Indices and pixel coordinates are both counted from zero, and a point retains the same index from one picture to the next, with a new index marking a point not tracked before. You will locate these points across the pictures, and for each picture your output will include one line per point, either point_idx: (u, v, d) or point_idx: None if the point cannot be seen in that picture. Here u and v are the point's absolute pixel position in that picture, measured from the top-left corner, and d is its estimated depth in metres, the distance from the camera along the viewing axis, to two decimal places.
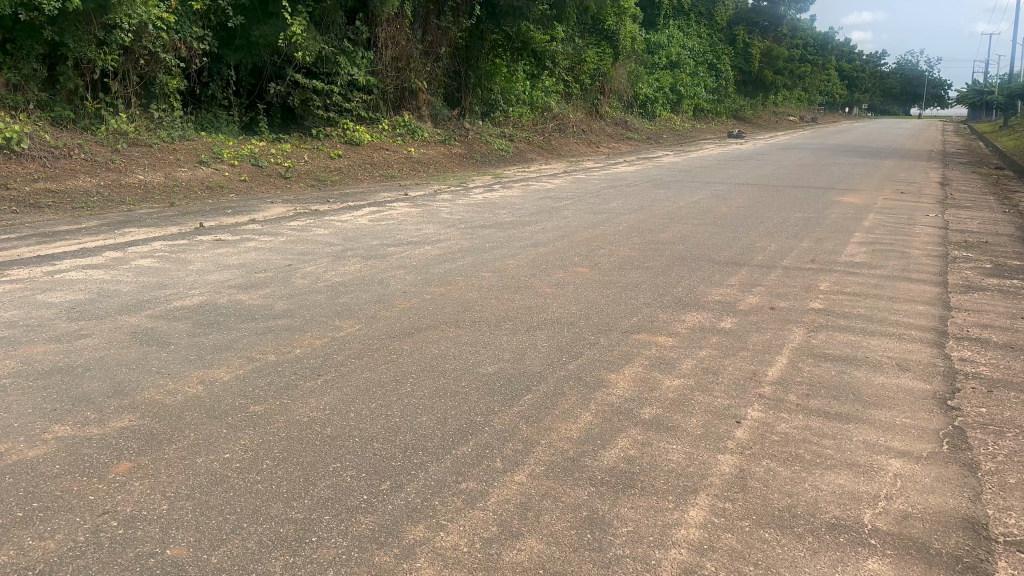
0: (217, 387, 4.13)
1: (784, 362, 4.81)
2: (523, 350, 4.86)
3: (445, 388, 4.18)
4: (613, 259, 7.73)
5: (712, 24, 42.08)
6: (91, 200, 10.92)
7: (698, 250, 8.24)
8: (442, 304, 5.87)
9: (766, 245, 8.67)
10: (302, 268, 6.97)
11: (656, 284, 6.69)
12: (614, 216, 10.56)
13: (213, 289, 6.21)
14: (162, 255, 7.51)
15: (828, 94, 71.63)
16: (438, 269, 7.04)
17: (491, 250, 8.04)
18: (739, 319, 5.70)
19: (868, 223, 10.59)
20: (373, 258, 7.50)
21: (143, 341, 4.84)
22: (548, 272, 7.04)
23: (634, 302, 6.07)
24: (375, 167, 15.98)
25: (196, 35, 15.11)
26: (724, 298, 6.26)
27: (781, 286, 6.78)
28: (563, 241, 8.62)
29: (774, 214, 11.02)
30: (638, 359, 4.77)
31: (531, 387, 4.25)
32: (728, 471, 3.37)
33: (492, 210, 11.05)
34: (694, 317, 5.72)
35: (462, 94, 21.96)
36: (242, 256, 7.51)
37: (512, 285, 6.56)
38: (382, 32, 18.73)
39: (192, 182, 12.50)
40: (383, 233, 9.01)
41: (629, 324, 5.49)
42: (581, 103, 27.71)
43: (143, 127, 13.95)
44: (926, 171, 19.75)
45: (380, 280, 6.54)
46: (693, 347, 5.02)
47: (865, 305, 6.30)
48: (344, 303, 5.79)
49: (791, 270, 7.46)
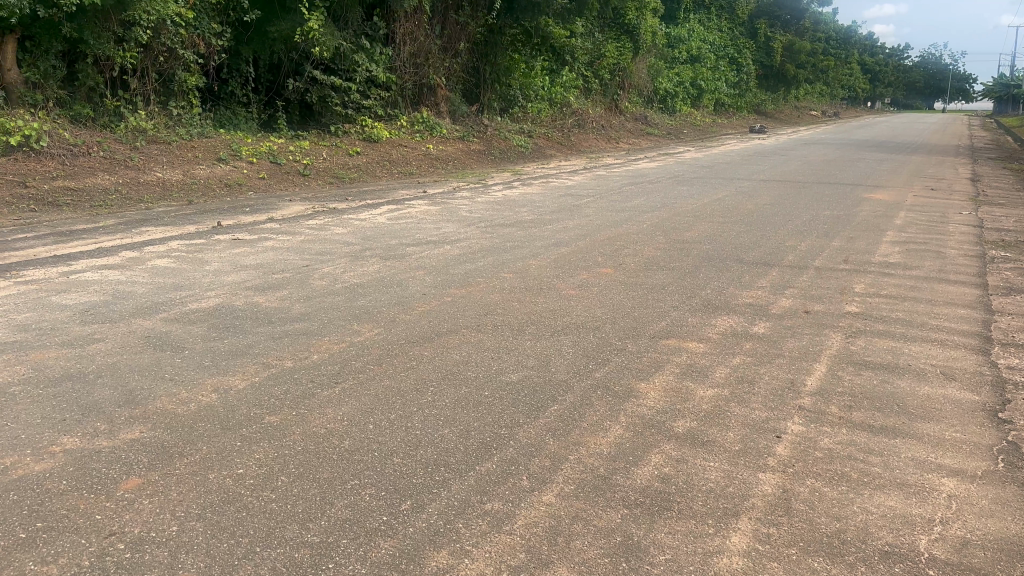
0: (232, 395, 3.97)
1: (822, 371, 4.59)
2: (547, 357, 4.67)
3: (467, 398, 4.00)
4: (638, 259, 7.52)
5: (733, 18, 41.68)
6: (109, 198, 10.85)
7: (725, 250, 8.01)
8: (463, 307, 5.69)
9: (795, 244, 8.41)
10: (320, 269, 6.82)
11: (684, 286, 6.48)
12: (637, 214, 10.34)
13: (229, 290, 6.07)
14: (179, 254, 7.40)
15: (850, 89, 70.79)
16: (458, 270, 6.87)
17: (512, 250, 7.86)
18: (772, 323, 5.48)
19: (899, 222, 10.29)
20: (392, 258, 7.34)
21: (156, 346, 4.70)
22: (571, 273, 6.86)
23: (661, 305, 5.86)
24: (394, 164, 15.83)
25: (214, 32, 15.05)
26: (756, 301, 6.04)
27: (814, 288, 6.54)
28: (585, 240, 8.42)
29: (802, 212, 10.74)
30: (668, 367, 4.57)
31: (556, 397, 4.06)
32: (770, 492, 3.17)
33: (513, 209, 10.86)
34: (725, 321, 5.50)
35: (481, 90, 21.79)
36: (260, 256, 7.38)
37: (535, 286, 6.38)
38: (401, 27, 18.59)
39: (210, 179, 12.42)
40: (402, 232, 8.85)
41: (657, 329, 5.29)
42: (601, 99, 27.46)
43: (162, 125, 13.90)
44: (955, 167, 19.33)
45: (399, 281, 6.38)
46: (725, 355, 4.81)
47: (903, 309, 6.06)
48: (362, 306, 5.63)
49: (823, 270, 7.22)
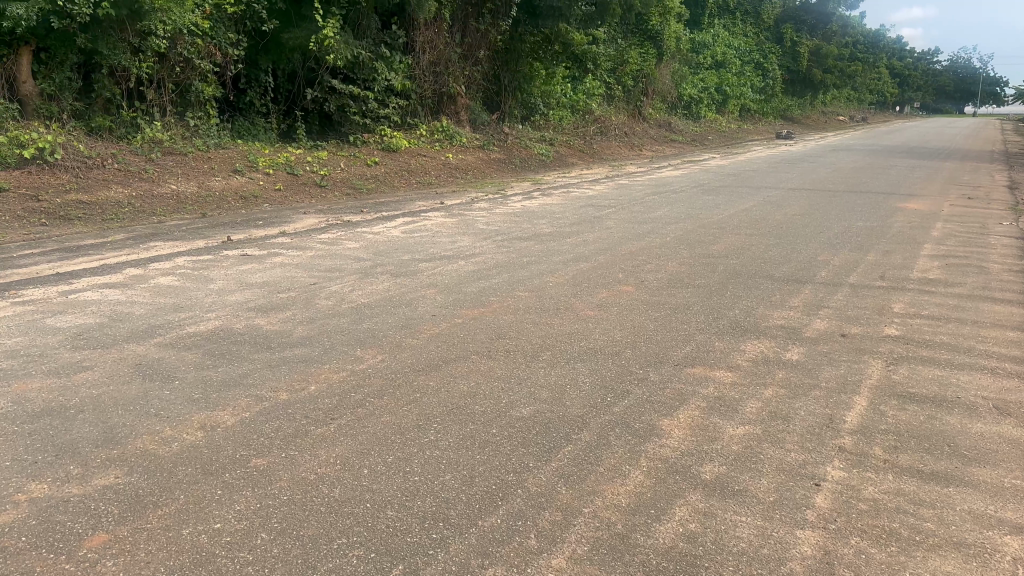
0: (219, 435, 3.68)
1: (863, 406, 4.21)
2: (562, 388, 4.31)
3: (473, 436, 3.67)
4: (661, 275, 7.15)
5: (758, 23, 41.18)
6: (122, 211, 10.68)
7: (754, 265, 7.61)
8: (475, 330, 5.36)
9: (827, 259, 7.99)
10: (328, 287, 6.53)
11: (710, 306, 6.10)
12: (660, 226, 9.96)
13: (230, 311, 5.80)
14: (184, 272, 7.16)
15: (878, 93, 69.76)
16: (472, 288, 6.55)
17: (530, 266, 7.53)
18: (806, 349, 5.10)
19: (936, 234, 9.81)
20: (403, 275, 7.05)
21: (146, 376, 4.43)
22: (591, 292, 6.51)
23: (686, 328, 5.48)
24: (413, 174, 15.59)
25: (231, 41, 14.91)
26: (788, 323, 5.65)
27: (849, 309, 6.13)
28: (605, 255, 8.06)
29: (834, 223, 10.29)
30: (694, 400, 4.21)
31: (570, 435, 3.72)
32: (810, 555, 2.82)
33: (531, 221, 10.52)
34: (755, 346, 5.12)
35: (501, 98, 21.52)
36: (267, 273, 7.11)
37: (551, 306, 6.03)
38: (420, 36, 18.42)
39: (225, 191, 12.23)
40: (415, 246, 8.54)
41: (682, 355, 4.92)
42: (623, 105, 27.08)
43: (178, 136, 13.77)
44: (990, 174, 18.68)
45: (409, 301, 6.07)
46: (755, 386, 4.43)
47: (947, 331, 5.64)
48: (368, 329, 5.31)
49: (858, 288, 6.81)
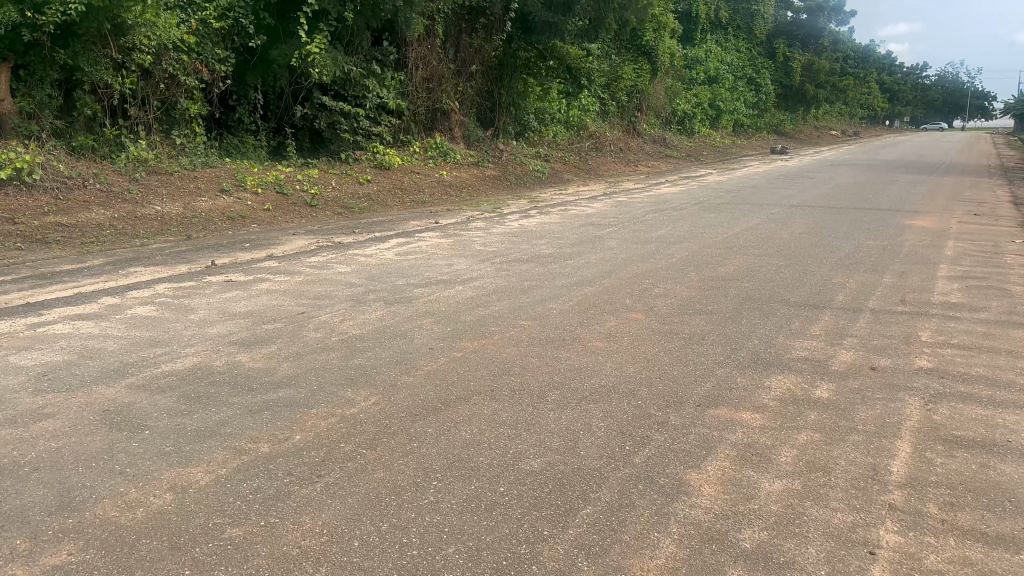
0: (191, 498, 3.25)
1: (908, 454, 3.81)
2: (574, 434, 3.89)
3: (478, 496, 3.24)
4: (671, 301, 6.75)
5: (750, 38, 41.16)
6: (103, 233, 10.23)
7: (767, 289, 7.22)
8: (476, 365, 4.94)
9: (843, 281, 7.61)
10: (317, 317, 6.11)
11: (726, 335, 5.70)
12: (664, 247, 9.58)
13: (210, 345, 5.37)
14: (164, 300, 6.73)
15: (870, 107, 69.89)
16: (471, 317, 6.14)
17: (531, 291, 7.12)
18: (837, 386, 4.70)
19: (950, 253, 9.45)
20: (397, 302, 6.63)
21: (114, 425, 3.98)
22: (598, 320, 6.10)
23: (703, 362, 5.07)
24: (406, 192, 15.21)
25: (219, 57, 14.58)
26: (813, 356, 5.26)
27: (875, 337, 5.74)
28: (610, 278, 7.67)
29: (844, 242, 9.93)
30: (723, 448, 3.80)
31: (587, 494, 3.29)
32: None
33: (530, 241, 10.12)
34: (781, 383, 4.72)
35: (495, 114, 21.21)
36: (253, 301, 6.69)
37: (557, 338, 5.61)
38: (412, 52, 18.16)
39: (212, 212, 11.80)
40: (410, 269, 8.13)
41: (704, 394, 4.51)
42: (617, 121, 26.78)
43: (164, 154, 13.39)
44: (992, 189, 18.41)
45: (404, 332, 5.65)
46: (787, 431, 4.03)
47: (984, 362, 5.25)
48: (360, 365, 4.88)
49: (880, 314, 6.42)
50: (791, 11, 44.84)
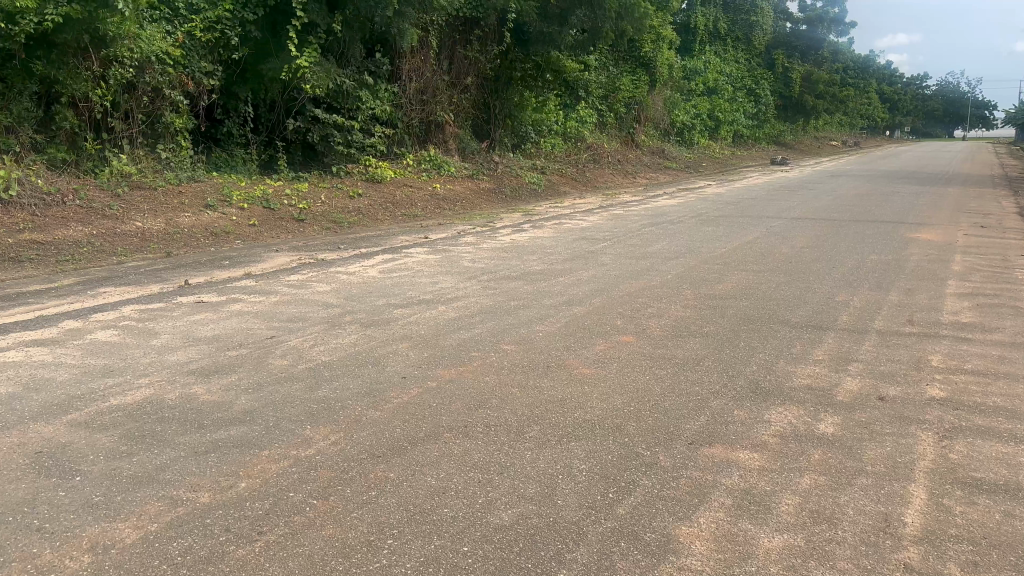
0: (112, 560, 2.88)
1: (923, 502, 3.43)
2: (552, 479, 3.50)
3: (437, 559, 2.86)
4: (665, 322, 6.37)
5: (750, 49, 40.98)
6: (79, 251, 9.87)
7: (767, 308, 6.85)
8: (451, 397, 4.55)
9: (847, 300, 7.22)
10: (286, 341, 5.73)
11: (723, 361, 5.31)
12: (660, 262, 9.20)
13: (167, 376, 4.99)
14: (128, 324, 6.36)
15: (870, 118, 69.70)
16: (452, 341, 5.77)
17: (517, 311, 6.73)
18: (842, 420, 4.31)
19: (958, 268, 9.08)
20: (374, 324, 6.25)
21: (44, 470, 3.59)
22: (586, 344, 5.72)
23: (698, 392, 4.68)
24: (398, 205, 14.86)
25: (205, 70, 14.29)
26: (817, 384, 4.87)
27: (883, 363, 5.36)
28: (601, 297, 7.29)
29: (847, 257, 9.55)
30: (716, 495, 3.40)
31: (561, 555, 2.91)
32: None
33: (520, 257, 9.74)
34: (781, 416, 4.34)
35: (491, 126, 20.90)
36: (221, 324, 6.32)
37: (542, 364, 5.22)
38: (405, 63, 17.87)
39: (195, 228, 11.46)
40: (392, 288, 7.76)
41: (697, 428, 4.12)
42: (615, 133, 26.51)
43: (148, 169, 13.07)
44: (997, 200, 18.03)
45: (377, 359, 5.27)
46: (788, 474, 3.64)
47: (1001, 390, 4.86)
48: (323, 398, 4.49)
49: (886, 336, 6.04)
50: (790, 22, 44.73)
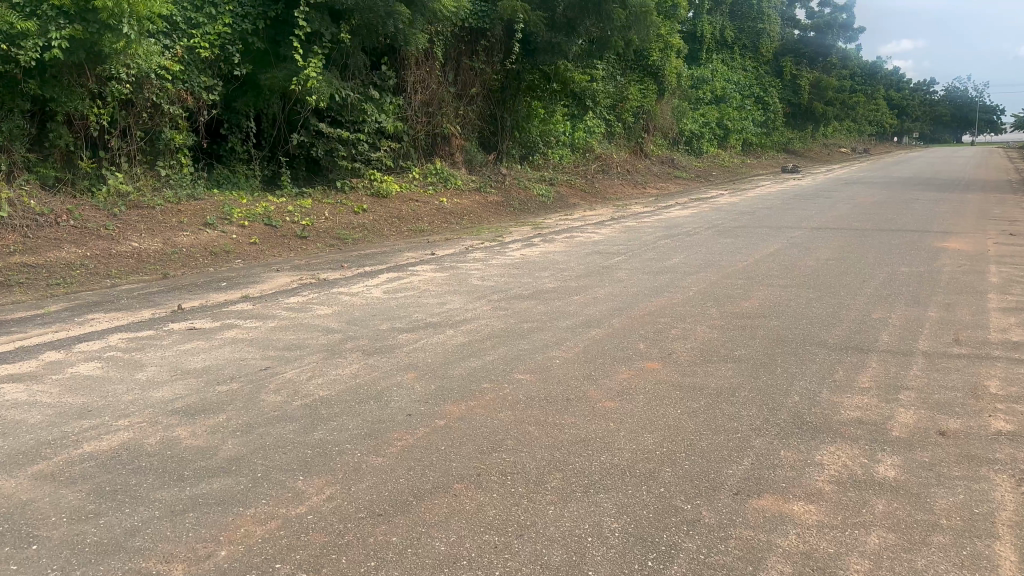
0: None
1: (1013, 566, 2.93)
2: (580, 541, 3.04)
3: None
4: (691, 345, 5.89)
5: (757, 57, 40.63)
6: (72, 274, 9.47)
7: (802, 329, 6.36)
8: (460, 438, 4.07)
9: (884, 318, 6.74)
10: (282, 373, 5.27)
11: (760, 390, 4.83)
12: (679, 277, 8.72)
13: (149, 416, 4.54)
14: (113, 355, 5.92)
15: (879, 124, 69.05)
16: (460, 370, 5.31)
17: (530, 335, 6.25)
18: (903, 461, 3.83)
19: (996, 279, 8.55)
20: (378, 352, 5.80)
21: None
22: (606, 372, 5.25)
23: (736, 429, 4.20)
24: (404, 220, 14.43)
25: (205, 85, 13.92)
26: (868, 418, 4.38)
27: (936, 390, 4.87)
28: (620, 317, 6.81)
29: (876, 270, 9.05)
30: (772, 561, 2.92)
31: None
32: None
33: (531, 274, 9.28)
34: (831, 456, 3.87)
35: (498, 138, 20.47)
36: (213, 354, 5.87)
37: (561, 397, 4.74)
38: (411, 75, 17.53)
39: (194, 247, 11.05)
40: (397, 311, 7.30)
41: (741, 475, 3.64)
42: (624, 142, 26.08)
43: (147, 188, 12.71)
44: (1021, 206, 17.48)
45: (380, 393, 4.80)
46: (852, 531, 3.16)
47: None
48: (319, 441, 4.02)
49: (934, 359, 5.55)
50: (798, 29, 44.33)
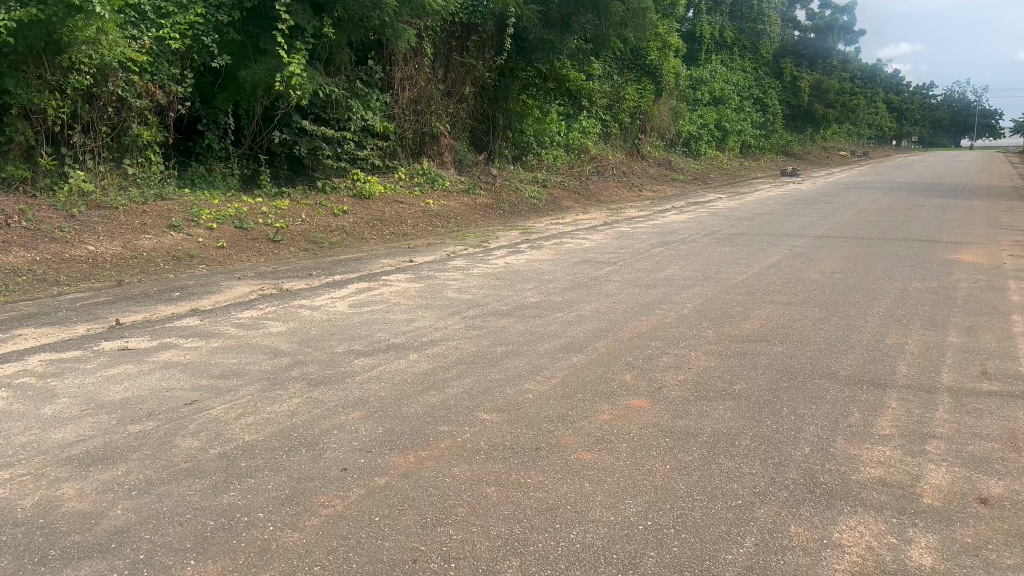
0: None
1: None
2: None
3: None
4: (685, 376, 5.19)
5: (757, 58, 39.97)
6: (15, 280, 8.73)
7: (808, 356, 5.66)
8: (403, 504, 3.35)
9: (900, 343, 6.04)
10: (209, 409, 4.54)
11: (765, 438, 4.12)
12: (673, 292, 8.01)
13: (37, 466, 3.80)
14: (26, 382, 5.18)
15: (879, 128, 68.23)
16: (417, 407, 4.60)
17: (503, 362, 5.54)
18: (942, 542, 3.11)
19: (1017, 297, 7.86)
20: (326, 381, 5.09)
21: None
22: (587, 411, 4.54)
23: (736, 494, 3.49)
24: (387, 224, 13.68)
25: (175, 77, 13.13)
26: (894, 478, 3.67)
27: (970, 439, 4.16)
28: (605, 340, 6.10)
29: (886, 285, 8.37)
30: None
31: None
32: None
33: (514, 286, 8.57)
34: (852, 534, 3.16)
35: (490, 137, 19.77)
36: (139, 381, 5.14)
37: (530, 446, 4.02)
38: (399, 71, 16.81)
39: (156, 251, 10.31)
40: (359, 329, 6.60)
41: (745, 565, 2.91)
42: (620, 143, 25.41)
43: (112, 186, 11.97)
44: None
45: (318, 438, 4.08)
46: None
47: None
48: (229, 508, 3.29)
49: (961, 397, 4.85)
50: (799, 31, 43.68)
